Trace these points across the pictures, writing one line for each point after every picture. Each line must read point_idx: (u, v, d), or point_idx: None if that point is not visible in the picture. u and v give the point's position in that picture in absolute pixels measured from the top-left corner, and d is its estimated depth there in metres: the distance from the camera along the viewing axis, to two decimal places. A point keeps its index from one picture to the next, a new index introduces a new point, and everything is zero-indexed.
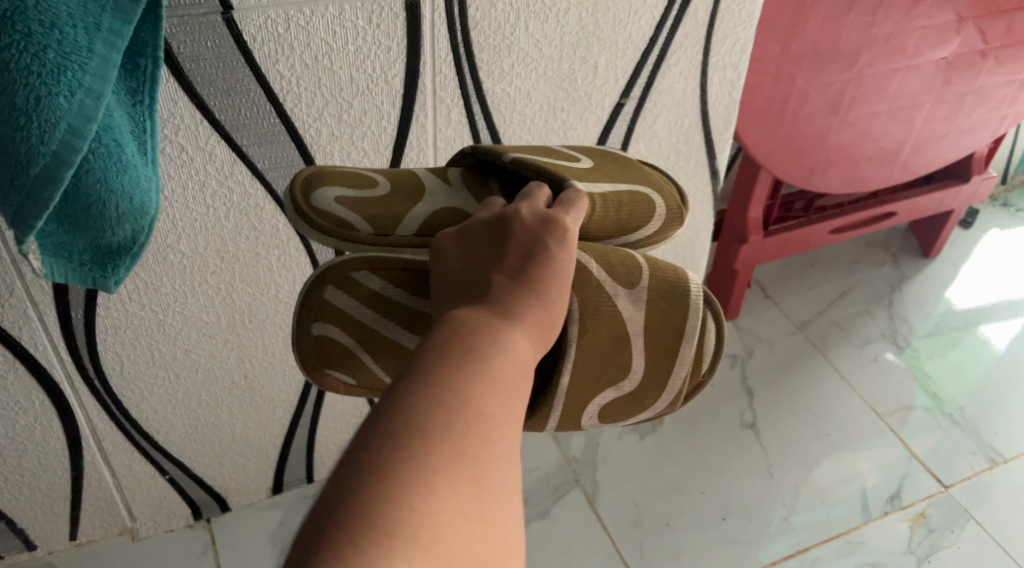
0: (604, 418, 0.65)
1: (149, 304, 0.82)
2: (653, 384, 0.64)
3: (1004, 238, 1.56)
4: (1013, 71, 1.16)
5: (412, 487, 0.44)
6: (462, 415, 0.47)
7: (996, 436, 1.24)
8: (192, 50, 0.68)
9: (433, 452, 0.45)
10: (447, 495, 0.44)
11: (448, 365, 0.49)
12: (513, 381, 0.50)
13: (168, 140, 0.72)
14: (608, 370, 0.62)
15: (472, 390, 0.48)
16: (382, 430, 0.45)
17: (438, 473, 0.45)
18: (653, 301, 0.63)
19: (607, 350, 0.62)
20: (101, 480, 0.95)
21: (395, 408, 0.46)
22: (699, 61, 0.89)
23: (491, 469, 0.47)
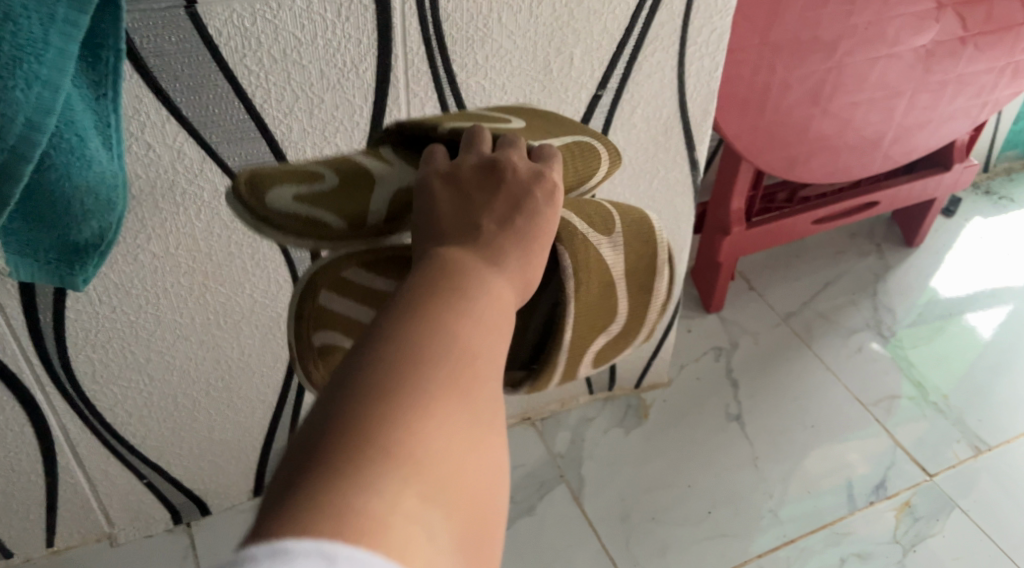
0: (596, 362, 0.68)
1: (121, 306, 0.80)
2: (632, 324, 0.68)
3: (987, 225, 1.56)
4: (994, 59, 1.15)
5: (416, 421, 0.43)
6: (459, 353, 0.47)
7: (981, 424, 1.24)
8: (156, 45, 0.66)
9: (427, 377, 0.45)
10: (451, 432, 0.44)
11: (438, 298, 0.49)
12: (499, 320, 0.50)
13: (134, 138, 0.70)
14: (600, 319, 0.65)
15: (466, 329, 0.48)
16: (376, 356, 0.45)
17: (441, 409, 0.45)
18: (629, 245, 0.66)
19: (597, 301, 0.64)
20: (76, 485, 0.94)
21: (390, 343, 0.46)
22: (677, 51, 0.88)
23: (487, 406, 0.47)
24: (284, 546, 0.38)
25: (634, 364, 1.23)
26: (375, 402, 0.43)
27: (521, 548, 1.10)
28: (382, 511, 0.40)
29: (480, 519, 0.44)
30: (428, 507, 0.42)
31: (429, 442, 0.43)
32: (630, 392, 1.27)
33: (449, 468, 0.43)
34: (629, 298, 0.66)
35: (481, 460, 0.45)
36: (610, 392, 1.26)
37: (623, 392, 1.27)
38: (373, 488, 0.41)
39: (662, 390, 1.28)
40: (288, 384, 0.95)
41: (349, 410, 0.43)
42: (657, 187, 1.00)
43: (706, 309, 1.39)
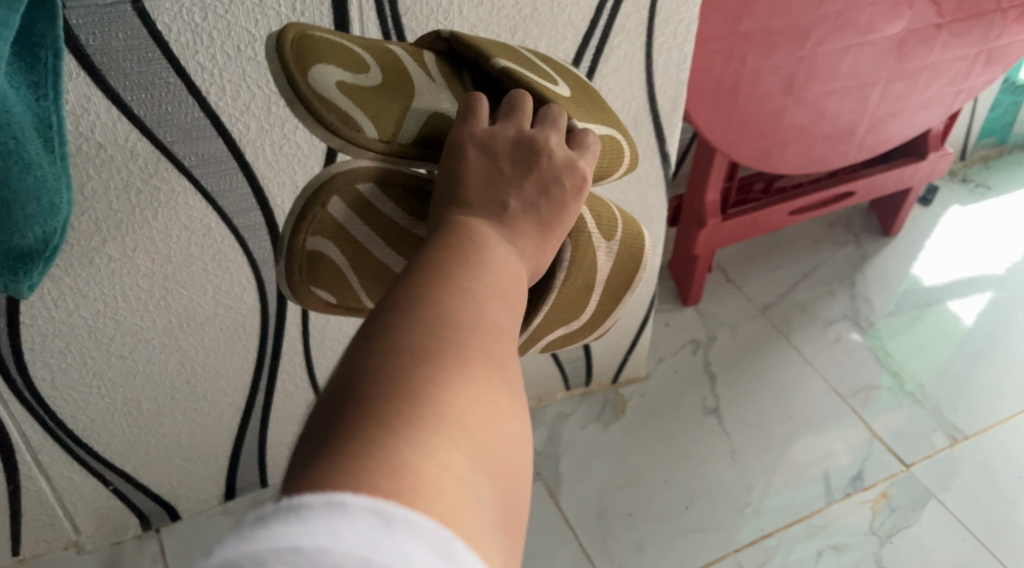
0: (542, 346, 0.69)
1: (78, 311, 0.79)
2: (592, 324, 0.70)
3: (965, 214, 1.56)
4: (967, 46, 1.14)
5: (455, 385, 0.45)
6: (491, 322, 0.49)
7: (958, 413, 1.24)
8: (103, 42, 0.65)
9: (462, 341, 0.47)
10: (488, 397, 0.46)
11: (466, 265, 0.50)
12: (520, 289, 0.52)
13: (84, 138, 0.69)
14: (569, 317, 0.66)
15: (496, 301, 0.50)
16: (411, 317, 0.47)
17: (478, 375, 0.46)
18: (620, 256, 0.68)
19: (573, 296, 0.65)
20: (40, 493, 0.92)
21: (426, 309, 0.47)
22: (644, 43, 0.86)
23: (517, 375, 0.49)
24: (339, 502, 0.40)
25: (611, 359, 1.22)
26: (415, 367, 0.45)
27: None
28: (430, 469, 0.42)
29: (516, 480, 0.46)
30: (470, 468, 0.44)
31: (468, 406, 0.45)
32: (607, 387, 1.26)
33: (489, 432, 0.45)
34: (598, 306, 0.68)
35: (515, 426, 0.47)
36: (587, 388, 1.25)
37: (601, 387, 1.26)
38: (419, 449, 0.42)
39: (640, 385, 1.27)
40: (255, 386, 0.94)
41: (389, 373, 0.44)
42: (627, 181, 0.99)
43: (684, 302, 1.38)
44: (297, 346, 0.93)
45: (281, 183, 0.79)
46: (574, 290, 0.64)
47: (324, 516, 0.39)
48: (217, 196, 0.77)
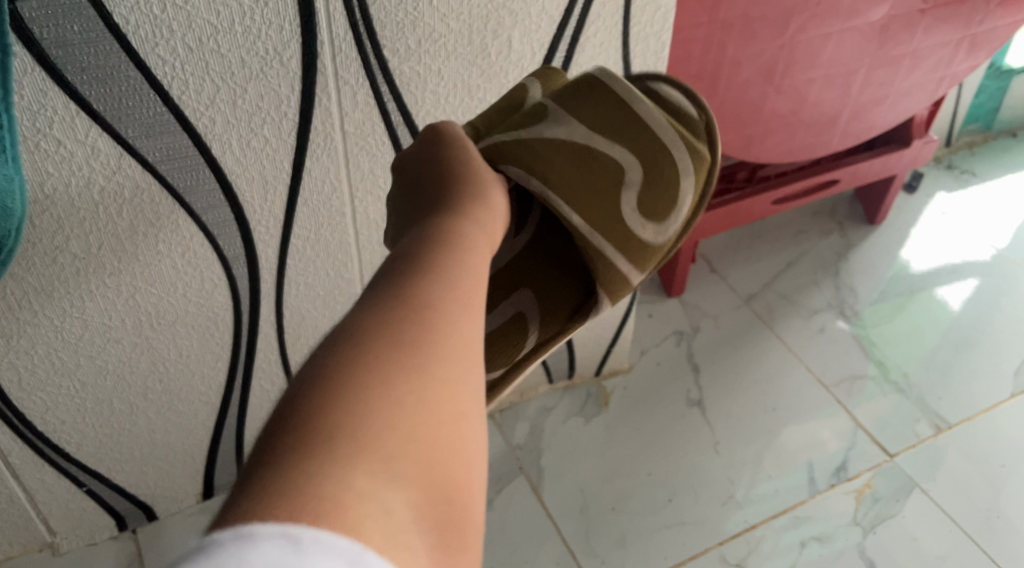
0: (653, 213, 0.77)
1: (43, 311, 0.77)
2: (650, 162, 0.77)
3: (951, 201, 1.55)
4: (950, 31, 1.13)
5: (378, 410, 0.49)
6: (425, 349, 0.53)
7: (942, 402, 1.23)
8: (58, 35, 0.64)
9: (377, 367, 0.51)
10: (418, 418, 0.50)
11: (390, 297, 0.55)
12: (451, 301, 0.56)
13: (41, 133, 0.67)
14: (607, 184, 0.77)
15: (432, 327, 0.54)
16: (335, 355, 0.51)
17: (407, 399, 0.50)
18: (574, 110, 0.76)
19: (584, 178, 0.76)
20: (11, 495, 0.91)
21: (352, 345, 0.52)
22: (620, 32, 0.84)
23: (454, 393, 0.52)
24: (249, 529, 0.43)
25: (594, 351, 1.21)
26: (338, 396, 0.49)
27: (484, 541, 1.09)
28: (346, 488, 0.46)
29: (439, 489, 0.49)
30: (390, 487, 0.47)
31: (391, 428, 0.49)
32: (591, 380, 1.25)
33: (415, 451, 0.49)
34: (626, 151, 0.77)
35: (453, 442, 0.51)
36: (570, 380, 1.24)
37: (584, 380, 1.25)
38: (337, 470, 0.47)
39: (622, 377, 1.26)
40: (229, 384, 0.93)
41: (315, 404, 0.49)
42: None
43: (667, 293, 1.37)
44: (272, 343, 0.91)
45: (249, 178, 0.77)
46: (568, 180, 0.76)
47: (235, 547, 0.42)
48: (184, 191, 0.75)
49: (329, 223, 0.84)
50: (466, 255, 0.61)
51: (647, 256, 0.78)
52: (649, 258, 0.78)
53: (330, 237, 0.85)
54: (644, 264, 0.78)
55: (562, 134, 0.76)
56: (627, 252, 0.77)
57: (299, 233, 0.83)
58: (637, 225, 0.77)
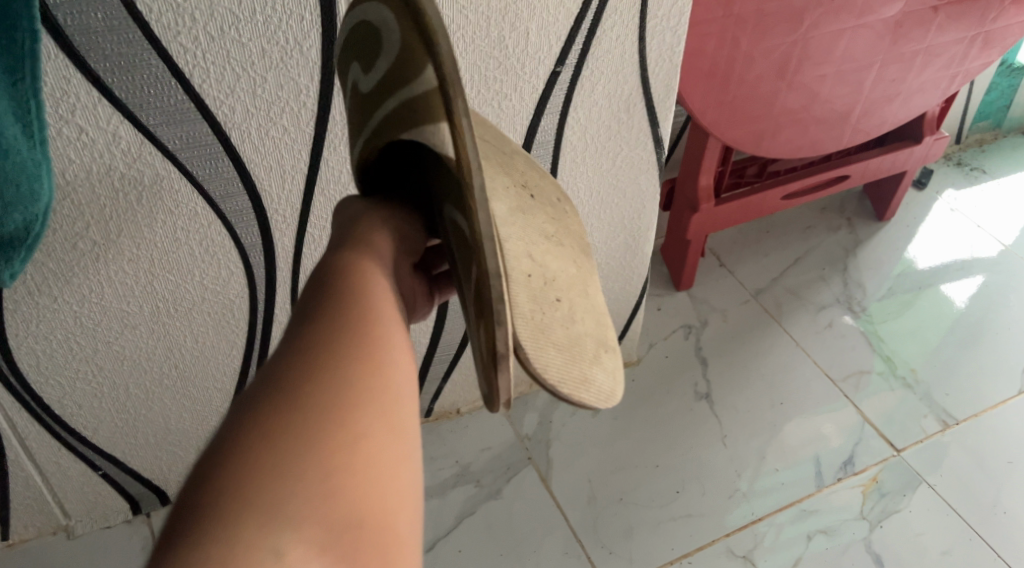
0: (386, 52, 0.57)
1: (63, 297, 0.78)
2: (362, 41, 0.60)
3: (960, 197, 1.55)
4: (963, 28, 1.13)
5: (271, 458, 0.48)
6: (311, 387, 0.51)
7: (948, 398, 1.24)
8: (81, 22, 0.64)
9: (286, 409, 0.50)
10: (313, 456, 0.49)
11: (305, 337, 0.54)
12: (363, 338, 0.55)
13: (64, 121, 0.68)
14: (361, 100, 0.61)
15: (318, 363, 0.52)
16: (247, 399, 0.51)
17: (296, 439, 0.49)
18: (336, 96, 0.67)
19: (358, 116, 0.62)
20: (28, 478, 0.92)
21: (263, 388, 0.51)
22: (637, 25, 0.84)
23: (369, 429, 0.51)
24: None
25: None
26: (223, 459, 0.48)
27: (493, 531, 1.10)
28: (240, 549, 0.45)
29: (352, 528, 0.48)
30: (288, 533, 0.46)
31: (284, 474, 0.48)
32: None
33: (313, 489, 0.48)
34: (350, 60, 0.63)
35: (356, 467, 0.50)
36: None
37: None
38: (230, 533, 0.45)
39: (630, 369, 1.27)
40: (244, 372, 0.94)
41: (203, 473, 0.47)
42: (619, 166, 0.97)
43: (676, 287, 1.38)
44: None
45: (268, 167, 0.78)
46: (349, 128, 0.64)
47: None
48: (203, 179, 0.76)
49: None
50: (361, 283, 0.58)
51: (403, 67, 0.56)
52: (416, 55, 0.55)
53: None
54: (416, 66, 0.55)
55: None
56: (400, 88, 0.56)
57: (315, 223, 0.84)
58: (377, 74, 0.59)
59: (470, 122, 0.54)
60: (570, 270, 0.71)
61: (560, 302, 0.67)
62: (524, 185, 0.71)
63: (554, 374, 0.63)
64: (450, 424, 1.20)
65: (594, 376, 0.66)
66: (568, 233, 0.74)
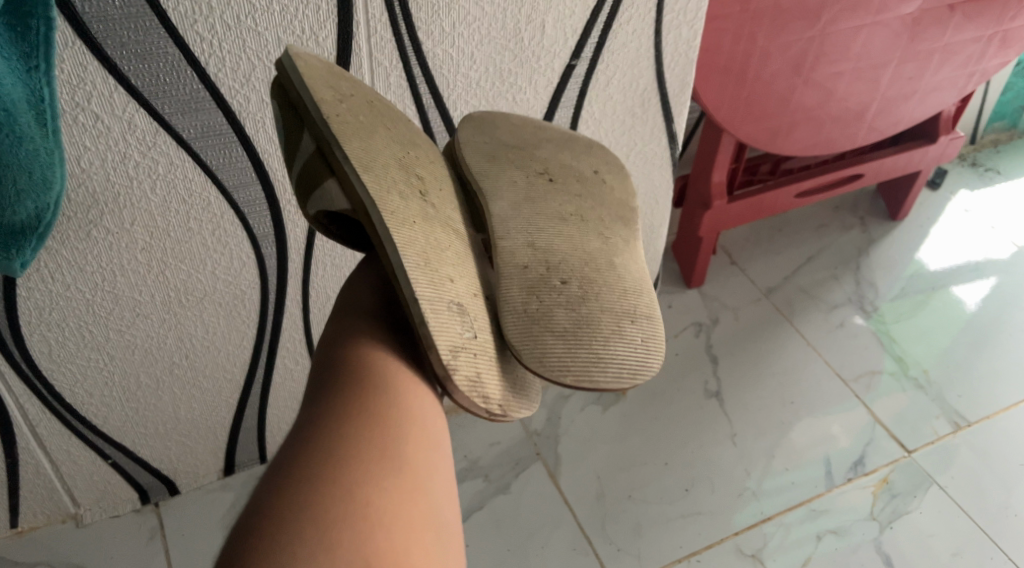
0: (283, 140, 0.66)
1: (75, 285, 0.78)
2: None
3: (974, 198, 1.54)
4: (982, 26, 1.12)
5: (307, 509, 0.53)
6: (324, 450, 0.57)
7: (961, 400, 1.23)
8: (99, 9, 0.64)
9: (316, 468, 0.56)
10: (330, 517, 0.53)
11: (326, 405, 0.60)
12: (378, 401, 0.61)
13: (80, 108, 0.68)
14: None
15: (318, 435, 0.58)
16: (280, 462, 0.56)
17: (314, 507, 0.54)
18: None
19: None
20: (38, 466, 0.93)
21: (293, 452, 0.57)
22: (653, 20, 0.83)
23: (388, 480, 0.57)
24: None
25: None
26: (253, 536, 0.52)
27: (501, 526, 1.09)
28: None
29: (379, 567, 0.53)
30: None
31: (310, 538, 0.52)
32: None
33: (344, 535, 0.53)
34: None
35: (371, 517, 0.55)
36: None
37: None
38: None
39: None
40: (254, 363, 0.94)
41: (238, 551, 0.51)
42: (633, 161, 0.96)
43: (687, 284, 1.37)
44: (298, 321, 0.92)
45: (282, 158, 0.77)
46: None
47: None
48: (216, 168, 0.76)
49: None
50: (347, 357, 0.64)
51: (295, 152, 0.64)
52: (292, 129, 0.64)
53: None
54: (293, 139, 0.64)
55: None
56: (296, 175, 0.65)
57: None
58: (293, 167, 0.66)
59: (350, 166, 0.62)
60: (593, 244, 0.69)
61: (571, 284, 0.66)
62: (543, 172, 0.72)
63: (554, 364, 0.63)
64: (458, 419, 1.20)
65: (612, 351, 0.64)
66: (598, 205, 0.72)
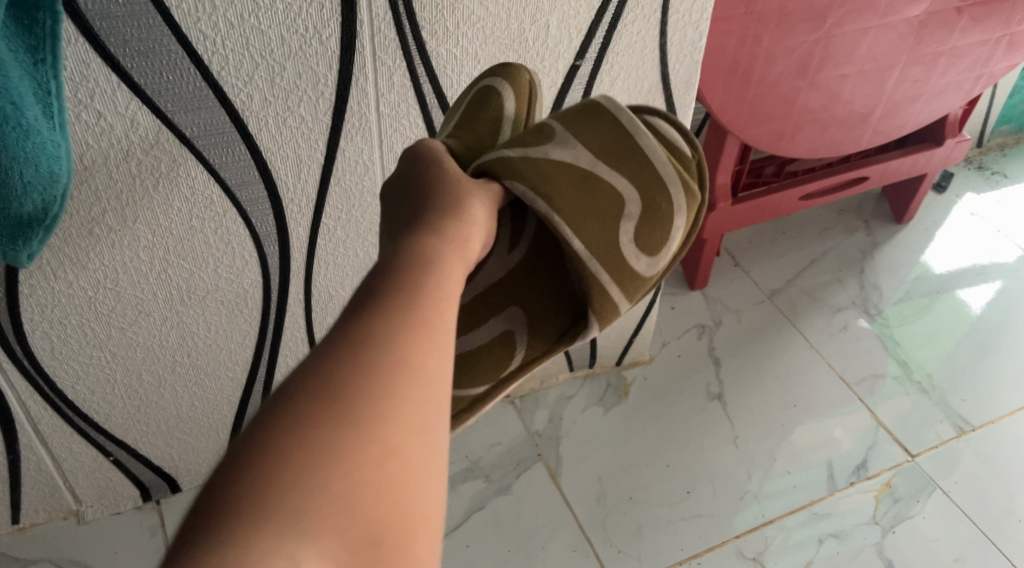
0: (648, 242, 0.74)
1: (77, 283, 0.78)
2: (647, 189, 0.74)
3: (981, 201, 1.53)
4: (989, 30, 1.11)
5: (316, 451, 0.48)
6: (355, 381, 0.51)
7: (965, 405, 1.22)
8: (101, 6, 0.64)
9: (340, 402, 0.50)
10: (341, 470, 0.48)
11: (372, 321, 0.54)
12: (425, 340, 0.54)
13: (83, 105, 0.68)
14: (607, 218, 0.73)
15: (356, 358, 0.52)
16: (308, 374, 0.51)
17: (327, 451, 0.48)
18: (586, 137, 0.74)
19: (580, 201, 0.72)
20: (39, 463, 0.93)
21: (323, 368, 0.51)
22: (658, 20, 0.83)
23: (409, 445, 0.51)
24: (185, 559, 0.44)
25: (615, 341, 1.20)
26: (262, 452, 0.48)
27: (502, 526, 1.09)
28: (262, 560, 0.45)
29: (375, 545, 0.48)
30: (313, 531, 0.46)
31: (307, 486, 0.47)
32: (611, 369, 1.25)
33: (345, 498, 0.48)
34: (626, 180, 0.74)
35: (387, 478, 0.49)
36: (590, 370, 1.24)
37: (604, 369, 1.25)
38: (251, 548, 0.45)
39: (642, 368, 1.26)
40: (257, 361, 0.94)
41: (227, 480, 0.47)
42: None
43: (690, 286, 1.37)
44: (300, 320, 0.92)
45: (284, 157, 0.77)
46: (563, 185, 0.72)
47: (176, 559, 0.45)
48: (219, 167, 0.76)
49: (361, 205, 0.84)
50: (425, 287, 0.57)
51: (634, 284, 0.74)
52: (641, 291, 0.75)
53: (362, 219, 0.85)
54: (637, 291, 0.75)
55: (567, 157, 0.72)
56: (620, 273, 0.73)
57: (330, 213, 0.83)
58: (631, 252, 0.74)
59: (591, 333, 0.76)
60: None
61: None
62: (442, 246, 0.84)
63: None
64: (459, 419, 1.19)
65: None
66: None
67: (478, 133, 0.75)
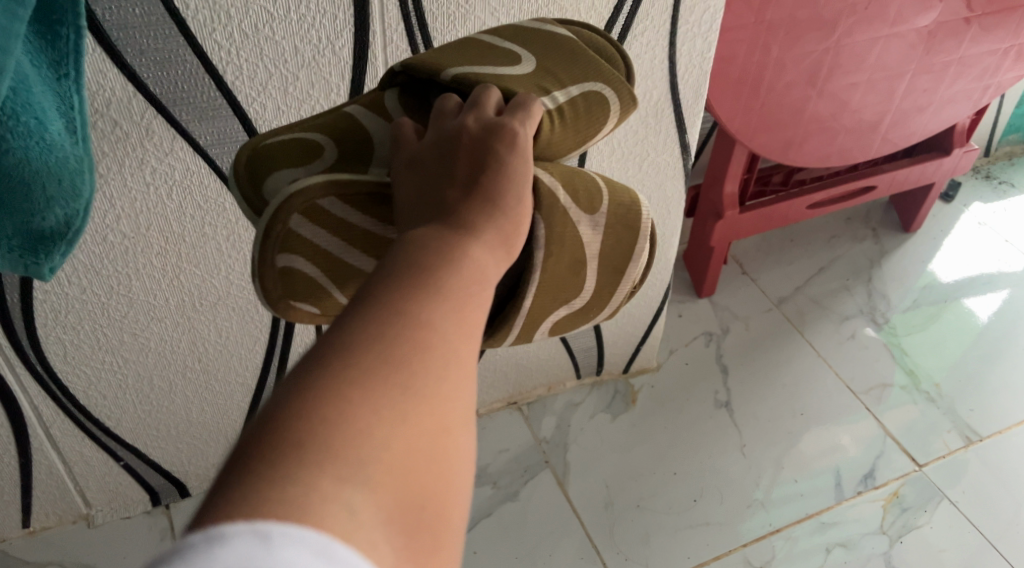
0: (559, 324, 0.64)
1: (91, 288, 0.79)
2: (600, 301, 0.64)
3: (988, 211, 1.53)
4: (998, 39, 1.12)
5: (364, 410, 0.42)
6: (407, 344, 0.45)
7: (973, 414, 1.22)
8: (120, 17, 0.64)
9: (391, 362, 0.44)
10: (370, 453, 0.41)
11: (424, 279, 0.48)
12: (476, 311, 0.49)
13: (99, 115, 0.68)
14: (560, 296, 0.61)
15: (411, 318, 0.46)
16: (357, 327, 0.45)
17: (353, 431, 0.42)
18: (610, 228, 0.61)
19: (564, 273, 0.60)
20: (50, 466, 0.93)
21: (375, 322, 0.45)
22: (668, 31, 0.83)
23: (456, 419, 0.45)
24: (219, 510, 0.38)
25: (623, 349, 1.20)
26: (306, 402, 0.42)
27: (509, 532, 1.10)
28: (304, 514, 0.39)
29: (420, 518, 0.42)
30: (359, 495, 0.40)
31: (344, 454, 0.41)
32: (618, 376, 1.25)
33: (392, 467, 0.42)
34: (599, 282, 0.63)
35: (433, 449, 0.43)
36: (598, 377, 1.25)
37: (610, 376, 1.25)
38: (273, 554, 0.37)
39: (650, 375, 1.26)
40: (267, 368, 0.94)
41: (243, 471, 0.40)
42: (647, 171, 0.96)
43: (698, 293, 1.37)
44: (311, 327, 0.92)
45: None
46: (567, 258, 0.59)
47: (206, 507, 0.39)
48: None
49: None
50: (464, 255, 0.50)
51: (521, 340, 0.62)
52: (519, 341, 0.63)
53: None
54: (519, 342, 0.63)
55: (587, 235, 0.60)
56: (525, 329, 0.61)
57: None
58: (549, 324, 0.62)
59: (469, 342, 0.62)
60: None
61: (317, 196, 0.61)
62: None
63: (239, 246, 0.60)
64: None
65: None
66: None
67: (567, 130, 0.61)
